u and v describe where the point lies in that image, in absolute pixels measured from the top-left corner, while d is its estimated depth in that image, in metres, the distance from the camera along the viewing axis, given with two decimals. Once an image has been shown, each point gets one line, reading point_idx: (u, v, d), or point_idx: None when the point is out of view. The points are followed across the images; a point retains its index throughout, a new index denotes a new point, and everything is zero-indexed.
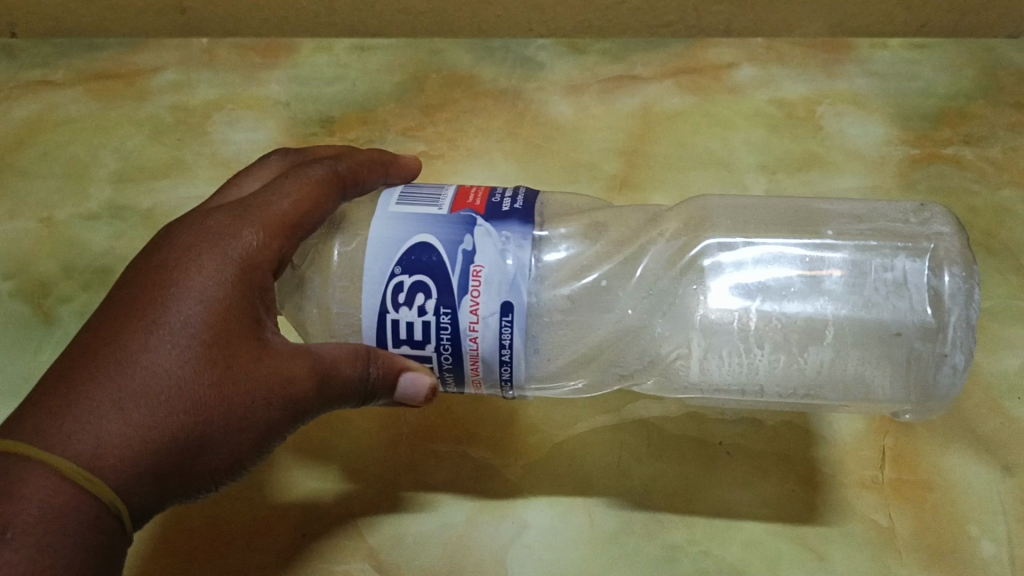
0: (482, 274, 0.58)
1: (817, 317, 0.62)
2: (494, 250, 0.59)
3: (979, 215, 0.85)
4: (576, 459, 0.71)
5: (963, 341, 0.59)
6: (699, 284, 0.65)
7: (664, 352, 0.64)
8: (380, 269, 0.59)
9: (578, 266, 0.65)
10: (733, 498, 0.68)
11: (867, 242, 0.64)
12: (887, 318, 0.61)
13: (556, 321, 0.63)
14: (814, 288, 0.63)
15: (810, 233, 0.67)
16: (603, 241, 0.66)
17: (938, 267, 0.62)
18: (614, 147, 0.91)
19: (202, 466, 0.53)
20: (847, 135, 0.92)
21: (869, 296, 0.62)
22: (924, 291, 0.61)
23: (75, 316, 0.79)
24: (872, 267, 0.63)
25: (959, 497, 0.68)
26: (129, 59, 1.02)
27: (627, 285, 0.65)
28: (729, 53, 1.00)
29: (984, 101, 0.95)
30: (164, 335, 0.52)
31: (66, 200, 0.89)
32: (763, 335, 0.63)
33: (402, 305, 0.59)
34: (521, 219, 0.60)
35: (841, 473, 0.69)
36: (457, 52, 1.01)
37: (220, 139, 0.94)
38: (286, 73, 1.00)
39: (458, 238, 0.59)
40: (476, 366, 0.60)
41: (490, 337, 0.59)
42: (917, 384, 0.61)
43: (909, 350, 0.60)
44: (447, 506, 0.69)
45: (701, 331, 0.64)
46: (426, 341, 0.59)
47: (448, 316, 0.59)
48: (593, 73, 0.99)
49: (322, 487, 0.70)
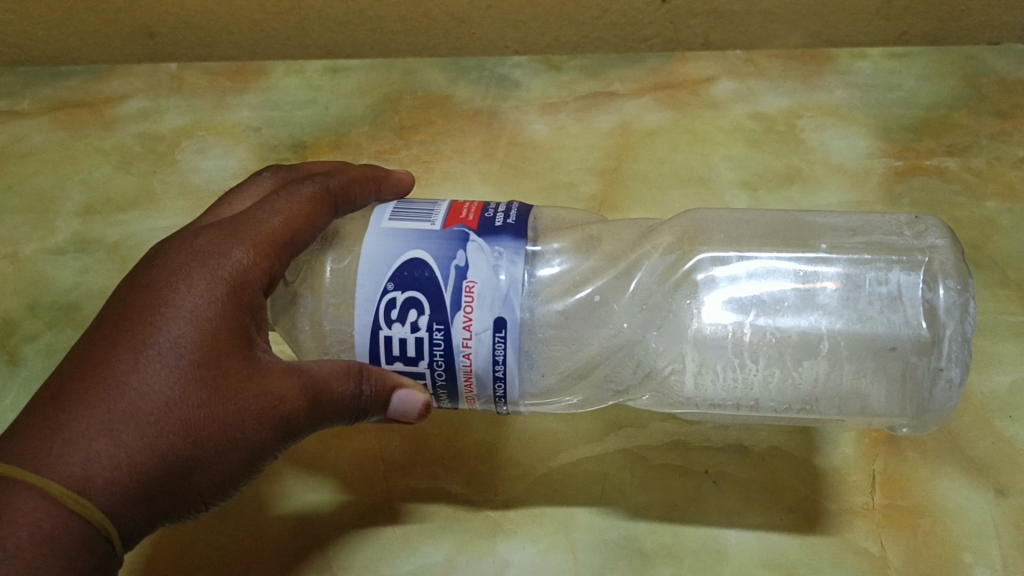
0: (475, 290, 0.57)
1: (810, 329, 0.61)
2: (486, 266, 0.57)
3: (964, 227, 0.83)
4: (558, 492, 0.69)
5: (959, 357, 0.58)
6: (693, 298, 0.63)
7: (659, 366, 0.62)
8: (371, 286, 0.57)
9: (571, 282, 0.63)
10: (721, 531, 0.66)
11: (861, 255, 0.62)
12: (883, 332, 0.59)
13: (550, 337, 0.62)
14: (807, 302, 0.61)
15: (803, 246, 0.65)
16: (597, 255, 0.64)
17: (932, 279, 0.59)
18: (592, 166, 0.90)
19: (192, 488, 0.51)
20: (829, 149, 0.90)
21: (863, 310, 0.60)
22: (918, 305, 0.59)
23: (41, 355, 0.77)
24: (867, 280, 0.61)
25: (952, 522, 0.66)
26: (96, 87, 1.00)
27: (621, 298, 0.63)
28: (708, 67, 0.99)
29: (967, 111, 0.93)
30: (154, 355, 0.50)
31: (31, 234, 0.87)
32: (759, 345, 0.61)
33: (394, 321, 0.57)
34: (513, 234, 0.59)
35: (831, 500, 0.67)
36: (432, 72, 1.00)
37: (190, 167, 0.92)
38: (257, 97, 0.98)
39: (450, 253, 0.58)
40: (470, 383, 0.58)
41: (484, 353, 0.57)
42: (913, 398, 0.60)
43: (904, 365, 0.59)
44: (426, 545, 0.67)
45: (695, 346, 0.62)
46: (420, 357, 0.58)
47: (441, 333, 0.57)
48: (570, 91, 0.97)
49: (296, 527, 0.68)
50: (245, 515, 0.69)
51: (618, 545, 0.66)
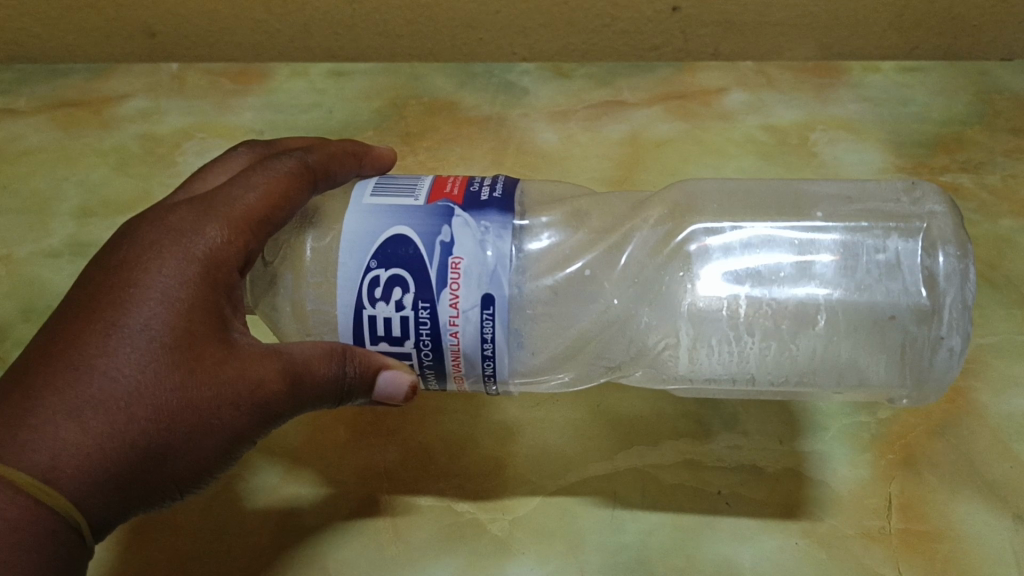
0: (461, 266, 0.54)
1: (806, 301, 0.59)
2: (472, 242, 0.55)
3: (980, 245, 0.82)
4: (567, 512, 0.67)
5: (959, 324, 0.56)
6: (686, 271, 0.61)
7: (652, 343, 0.60)
8: (354, 264, 0.55)
9: (559, 256, 0.61)
10: (735, 555, 0.64)
11: (857, 224, 0.60)
12: (879, 302, 0.57)
13: (539, 314, 0.59)
14: (804, 273, 0.59)
15: (798, 215, 0.63)
16: (585, 229, 0.63)
17: (931, 246, 0.58)
18: (602, 176, 0.88)
19: (165, 476, 0.49)
20: (841, 163, 0.89)
21: (861, 278, 0.58)
22: (917, 272, 0.57)
23: None
24: (864, 249, 0.59)
25: (970, 547, 0.64)
26: (95, 86, 0.98)
27: (612, 274, 0.61)
28: (719, 78, 0.97)
29: (980, 127, 0.92)
30: (125, 338, 0.48)
31: (27, 236, 0.85)
32: (757, 315, 0.59)
33: (378, 300, 0.55)
34: (499, 208, 0.56)
35: (846, 524, 0.66)
36: (438, 78, 0.98)
37: (190, 170, 0.89)
38: (260, 100, 0.96)
39: (435, 229, 0.55)
40: (458, 363, 0.56)
41: (471, 331, 0.55)
42: (912, 365, 0.58)
43: (903, 335, 0.57)
44: (430, 565, 0.64)
45: (689, 320, 0.60)
46: (406, 337, 0.55)
47: (428, 311, 0.55)
48: (580, 99, 0.96)
49: (295, 541, 0.66)
50: (242, 530, 0.66)
51: (629, 567, 0.64)
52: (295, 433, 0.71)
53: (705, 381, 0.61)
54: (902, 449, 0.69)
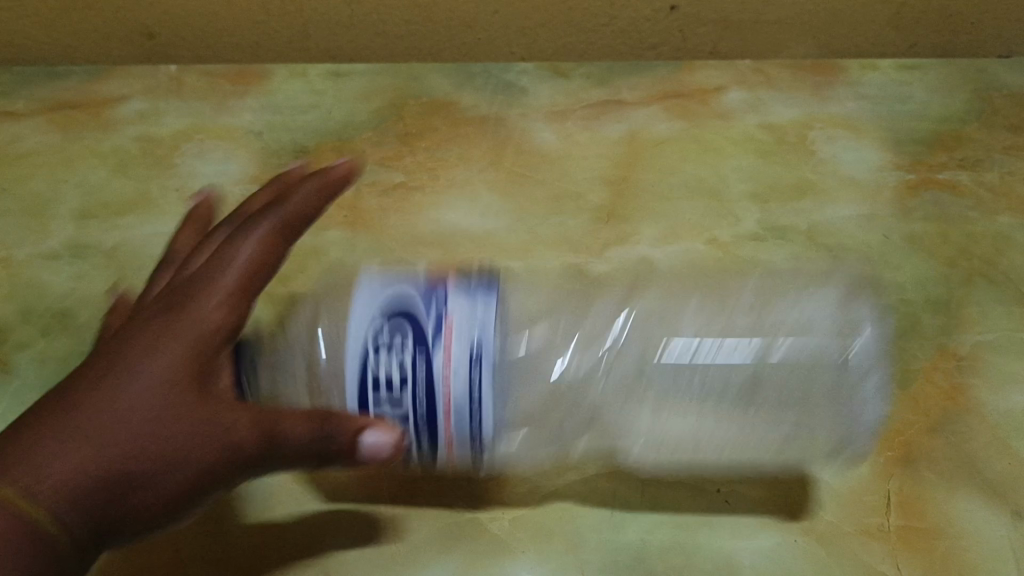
0: (451, 328, 0.58)
1: (750, 355, 0.65)
2: (457, 309, 0.59)
3: (977, 242, 0.82)
4: (567, 510, 0.67)
5: (872, 366, 0.64)
6: (652, 336, 0.67)
7: (617, 409, 0.66)
8: (355, 335, 0.59)
9: (540, 362, 0.66)
10: (733, 552, 0.65)
11: (792, 300, 0.69)
12: (807, 351, 0.64)
13: (527, 368, 0.65)
14: (759, 352, 0.65)
15: (743, 311, 0.69)
16: (563, 326, 0.68)
17: (848, 310, 0.67)
18: (601, 176, 0.88)
19: (139, 511, 0.50)
20: (839, 161, 0.89)
21: (795, 334, 0.65)
22: (844, 320, 0.65)
23: (35, 366, 0.76)
24: (799, 322, 0.66)
25: (967, 544, 0.65)
26: (93, 88, 0.98)
27: (579, 334, 0.68)
28: (718, 76, 0.97)
29: (979, 124, 0.92)
30: (122, 375, 0.50)
31: (27, 238, 0.85)
32: (712, 361, 0.65)
33: (378, 350, 0.58)
34: (478, 279, 0.61)
35: (845, 521, 0.66)
36: (435, 78, 0.97)
37: (190, 171, 0.90)
38: (259, 101, 0.96)
39: (423, 297, 0.60)
40: (451, 421, 0.59)
41: (460, 389, 0.58)
42: (839, 410, 0.64)
43: (836, 381, 0.64)
44: (431, 564, 0.65)
45: (652, 381, 0.66)
46: (402, 395, 0.58)
47: (421, 366, 0.58)
48: (578, 98, 0.96)
49: (296, 541, 0.66)
50: (242, 531, 0.66)
51: (629, 565, 0.65)
52: None
53: (670, 449, 0.66)
54: (902, 446, 0.69)
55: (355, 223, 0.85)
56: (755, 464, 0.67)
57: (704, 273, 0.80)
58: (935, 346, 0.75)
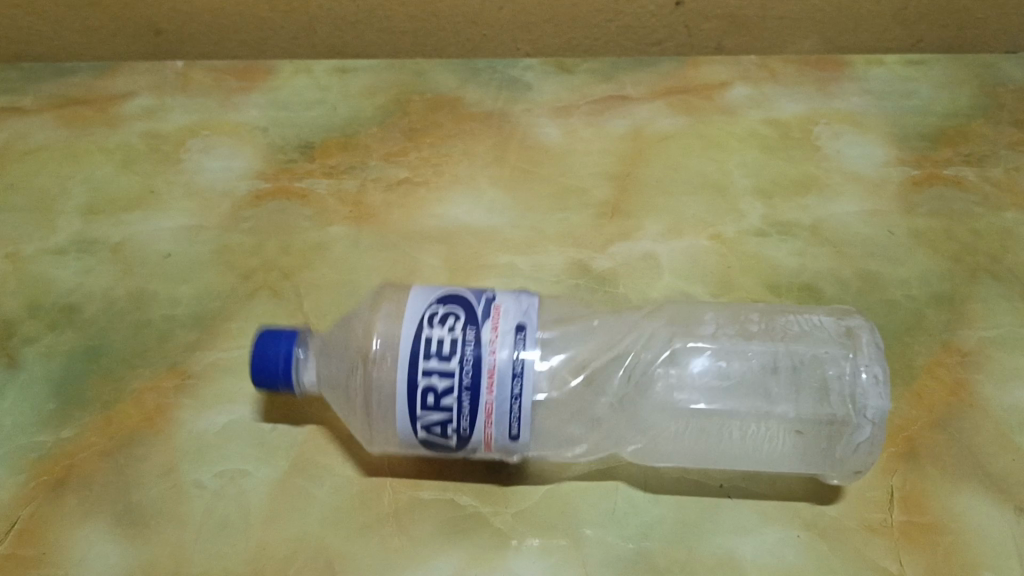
0: (502, 306, 0.60)
1: (763, 352, 0.68)
2: (511, 297, 0.61)
3: (983, 238, 0.82)
4: (569, 504, 0.67)
5: (875, 359, 0.66)
6: (665, 325, 0.71)
7: (645, 377, 0.67)
8: (416, 302, 0.60)
9: (576, 339, 0.68)
10: (736, 547, 0.65)
11: (791, 311, 0.74)
12: (819, 348, 0.67)
13: (565, 347, 0.67)
14: (761, 339, 0.69)
15: (747, 316, 0.73)
16: (594, 317, 0.72)
17: (842, 315, 0.72)
18: (605, 171, 0.88)
19: None
20: (844, 156, 0.89)
21: (799, 333, 0.69)
22: (839, 327, 0.70)
23: (41, 359, 0.76)
24: (802, 325, 0.71)
25: (972, 540, 0.65)
26: (100, 84, 0.98)
27: (611, 318, 0.72)
28: (722, 72, 0.97)
29: (984, 119, 0.92)
30: None
31: (33, 234, 0.85)
32: (733, 356, 0.68)
33: (434, 323, 0.58)
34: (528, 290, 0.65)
35: (849, 516, 0.66)
36: (441, 74, 0.98)
37: (195, 167, 0.90)
38: (264, 97, 0.96)
39: (481, 289, 0.62)
40: (492, 386, 0.57)
41: (508, 351, 0.57)
42: (847, 397, 0.64)
43: (837, 368, 0.65)
44: (433, 558, 0.65)
45: (674, 354, 0.68)
46: (452, 355, 0.57)
47: (473, 331, 0.58)
48: (582, 94, 0.96)
49: (299, 534, 0.66)
50: (247, 523, 0.66)
51: (631, 559, 0.64)
52: (299, 429, 0.71)
53: (692, 418, 0.67)
54: (904, 442, 0.69)
55: (360, 218, 0.85)
56: (765, 453, 0.67)
57: (708, 269, 0.80)
58: (940, 341, 0.75)
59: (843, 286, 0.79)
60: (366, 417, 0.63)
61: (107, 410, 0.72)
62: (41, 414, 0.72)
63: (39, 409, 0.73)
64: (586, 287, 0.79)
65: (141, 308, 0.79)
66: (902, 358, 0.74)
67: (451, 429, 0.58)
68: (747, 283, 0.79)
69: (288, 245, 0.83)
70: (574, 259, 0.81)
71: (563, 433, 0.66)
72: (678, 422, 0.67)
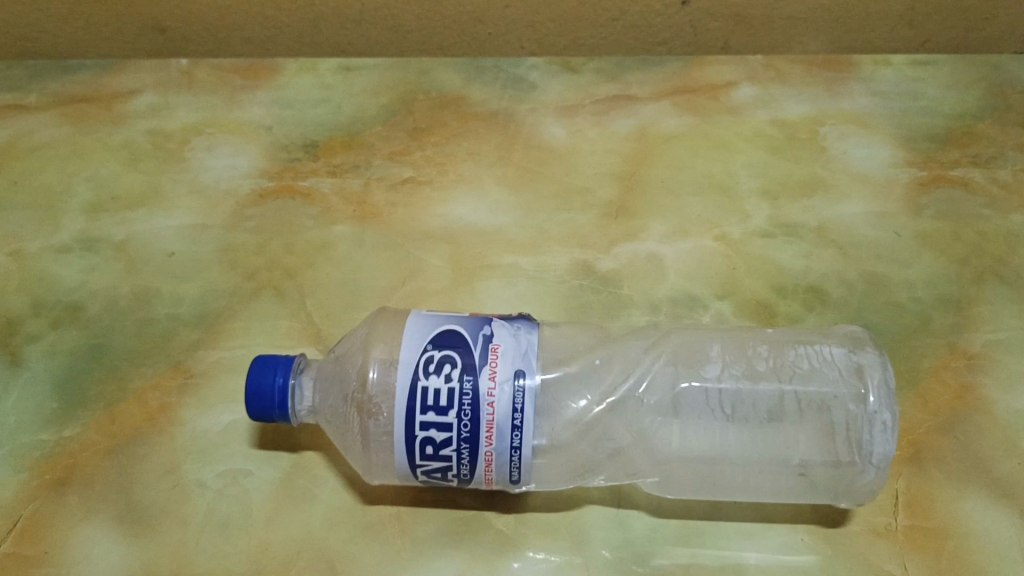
0: (499, 350, 0.58)
1: (769, 394, 0.64)
2: (509, 336, 0.60)
3: (990, 240, 0.82)
4: (572, 507, 0.67)
5: (886, 402, 0.61)
6: (668, 359, 0.67)
7: (647, 425, 0.64)
8: (411, 348, 0.59)
9: (577, 381, 0.64)
10: (740, 551, 0.65)
11: (802, 336, 0.70)
12: (826, 388, 0.63)
13: (566, 393, 0.63)
14: (767, 374, 0.66)
15: (754, 343, 0.69)
16: (594, 350, 0.68)
17: (856, 342, 0.67)
18: (610, 171, 0.88)
19: None
20: (851, 158, 0.88)
21: (808, 368, 0.65)
22: (849, 360, 0.65)
23: (45, 358, 0.76)
24: (810, 356, 0.66)
25: (977, 545, 0.64)
26: (105, 82, 0.98)
27: (613, 352, 0.68)
28: (728, 72, 0.97)
29: (992, 120, 0.91)
30: None
31: (37, 231, 0.85)
32: (738, 401, 0.64)
33: (431, 373, 0.57)
34: (526, 320, 0.62)
35: (853, 520, 0.66)
36: (446, 72, 0.98)
37: (199, 166, 0.90)
38: (269, 95, 0.96)
39: (479, 326, 0.60)
40: (490, 437, 0.57)
41: (505, 402, 0.57)
42: (852, 442, 0.62)
43: (846, 413, 0.62)
44: (435, 560, 0.64)
45: (677, 399, 0.65)
46: (449, 407, 0.57)
47: (471, 382, 0.57)
48: (587, 93, 0.95)
49: (301, 534, 0.66)
50: (249, 523, 0.66)
51: (634, 562, 0.64)
52: (302, 430, 0.71)
53: (696, 464, 0.64)
54: (910, 446, 0.69)
55: (364, 217, 0.84)
56: (772, 494, 0.64)
57: (713, 271, 0.80)
58: (946, 345, 0.74)
59: (849, 288, 0.78)
60: (365, 459, 0.62)
61: (110, 409, 0.72)
62: (44, 412, 0.72)
63: (42, 407, 0.73)
64: (590, 288, 0.78)
65: (144, 307, 0.79)
66: (907, 361, 0.73)
67: (452, 474, 0.59)
68: (752, 285, 0.78)
69: (291, 244, 0.82)
70: (578, 260, 0.81)
71: (566, 477, 0.64)
72: (682, 466, 0.64)
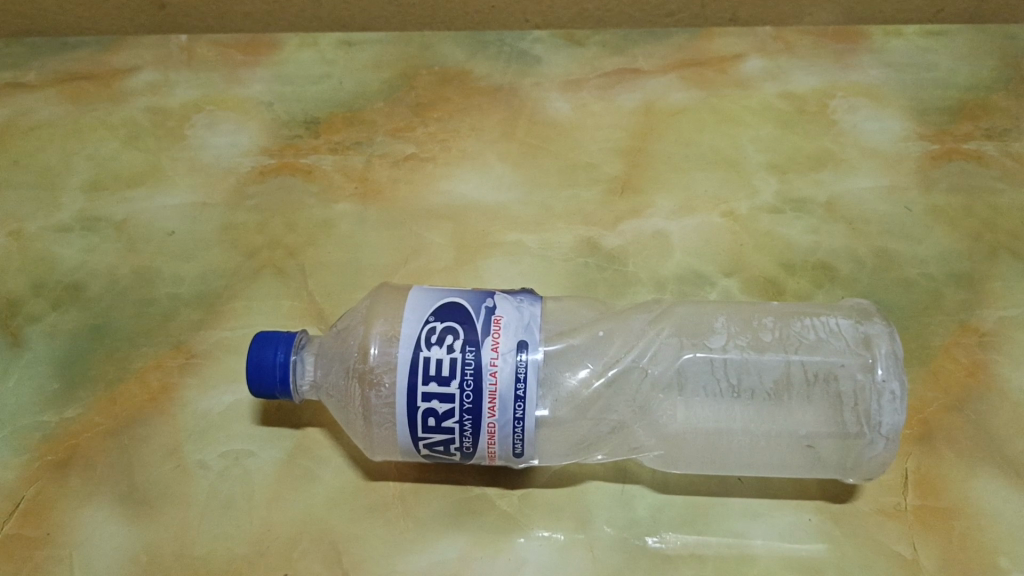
0: (502, 321, 0.58)
1: (775, 364, 0.63)
2: (511, 307, 0.59)
3: (1003, 215, 0.80)
4: (577, 488, 0.66)
5: (894, 371, 0.60)
6: (672, 332, 0.66)
7: (652, 396, 0.63)
8: (413, 319, 0.58)
9: (581, 352, 0.63)
10: (746, 531, 0.64)
11: (807, 311, 0.69)
12: (833, 357, 0.62)
13: (568, 364, 0.63)
14: (772, 347, 0.64)
15: (760, 318, 0.68)
16: (598, 322, 0.67)
17: (863, 314, 0.66)
18: (616, 147, 0.86)
19: None
20: (861, 131, 0.87)
21: (814, 340, 0.64)
22: (856, 331, 0.64)
23: (46, 338, 0.75)
24: (817, 329, 0.65)
25: (988, 525, 0.63)
26: (105, 60, 0.97)
27: (617, 326, 0.67)
28: (736, 44, 0.95)
29: (1006, 92, 0.89)
30: None
31: (37, 211, 0.84)
32: (743, 371, 0.63)
33: (433, 344, 0.57)
34: (528, 292, 0.62)
35: (861, 500, 0.65)
36: (449, 47, 0.96)
37: (199, 144, 0.89)
38: (270, 71, 0.95)
39: (482, 298, 0.59)
40: (493, 409, 0.56)
41: (508, 372, 0.56)
42: (860, 412, 0.60)
43: (853, 383, 0.61)
44: (438, 542, 0.64)
45: (682, 371, 0.64)
46: (452, 377, 0.56)
47: (473, 353, 0.56)
48: (593, 67, 0.94)
49: (305, 515, 0.65)
50: (251, 504, 0.66)
51: (638, 542, 0.64)
52: (304, 410, 0.71)
53: (702, 436, 0.63)
54: (920, 425, 0.68)
55: (366, 195, 0.83)
56: (778, 465, 0.63)
57: (720, 247, 0.78)
58: (958, 322, 0.73)
59: (859, 264, 0.77)
60: (366, 433, 0.61)
61: (112, 389, 0.72)
62: (46, 394, 0.72)
63: (43, 388, 0.72)
64: (595, 266, 0.77)
65: (145, 287, 0.78)
66: (917, 338, 0.72)
67: (454, 446, 0.58)
68: (760, 261, 0.77)
69: (293, 222, 0.82)
70: (583, 237, 0.80)
71: (570, 450, 0.63)
72: (688, 439, 0.63)
